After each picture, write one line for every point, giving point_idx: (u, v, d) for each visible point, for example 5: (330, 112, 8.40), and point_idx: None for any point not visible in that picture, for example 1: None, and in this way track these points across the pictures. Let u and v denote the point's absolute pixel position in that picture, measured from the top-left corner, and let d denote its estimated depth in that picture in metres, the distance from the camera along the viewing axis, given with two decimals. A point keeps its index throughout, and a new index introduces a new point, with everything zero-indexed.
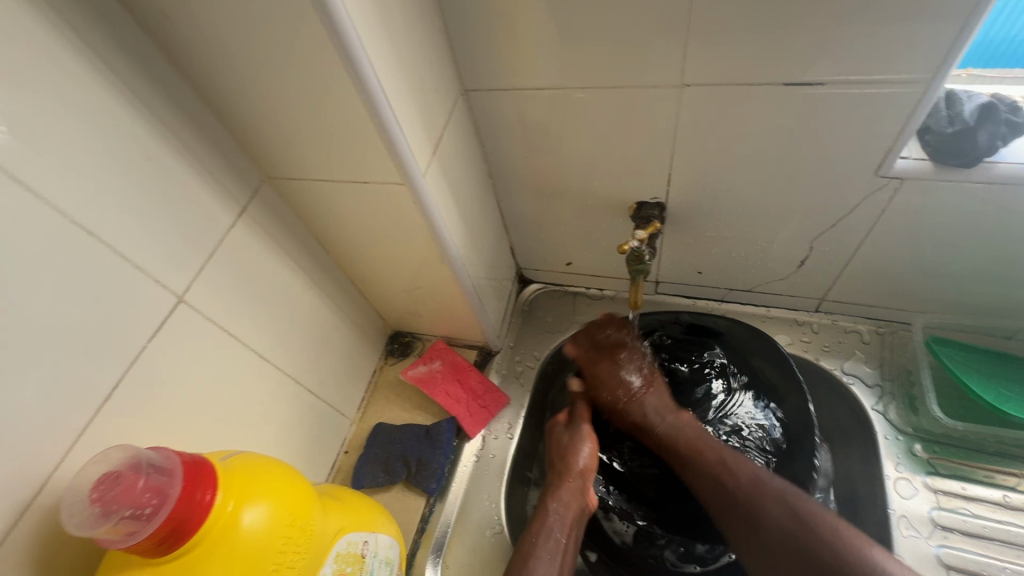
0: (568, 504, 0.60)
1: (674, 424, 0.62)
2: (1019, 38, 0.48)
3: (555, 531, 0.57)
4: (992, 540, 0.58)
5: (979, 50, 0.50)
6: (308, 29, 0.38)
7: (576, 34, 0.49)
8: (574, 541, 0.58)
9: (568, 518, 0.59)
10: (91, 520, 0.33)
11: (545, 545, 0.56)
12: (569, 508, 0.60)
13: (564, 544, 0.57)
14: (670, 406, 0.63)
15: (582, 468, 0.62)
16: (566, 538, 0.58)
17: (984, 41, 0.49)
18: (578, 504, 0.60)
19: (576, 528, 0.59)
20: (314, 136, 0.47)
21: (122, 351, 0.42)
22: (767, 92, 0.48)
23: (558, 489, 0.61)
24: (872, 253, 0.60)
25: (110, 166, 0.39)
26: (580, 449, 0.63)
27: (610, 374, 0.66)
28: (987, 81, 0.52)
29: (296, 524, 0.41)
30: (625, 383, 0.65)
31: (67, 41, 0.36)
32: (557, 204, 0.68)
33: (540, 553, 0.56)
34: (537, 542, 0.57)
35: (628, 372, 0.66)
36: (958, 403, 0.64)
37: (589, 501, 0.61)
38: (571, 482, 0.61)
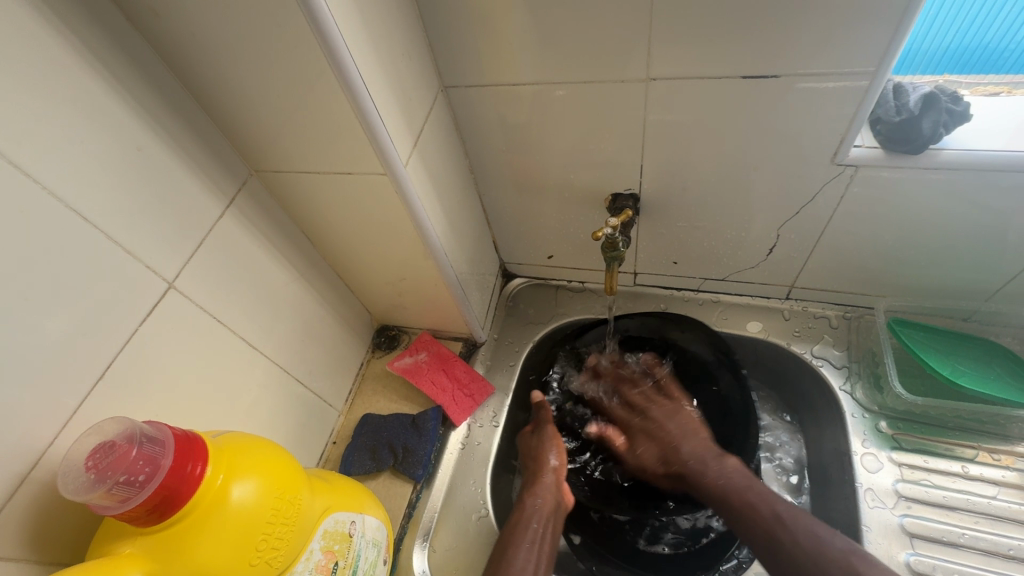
0: (542, 501, 0.63)
1: (721, 472, 0.60)
2: (992, 45, 0.50)
3: (532, 524, 0.60)
4: (952, 508, 0.62)
5: (956, 56, 0.52)
6: (291, 24, 0.40)
7: (549, 31, 0.51)
8: (552, 538, 0.60)
9: (546, 514, 0.62)
10: (87, 485, 0.35)
11: (523, 534, 0.59)
12: (543, 505, 0.63)
13: (541, 534, 0.60)
14: (713, 452, 0.63)
15: (555, 467, 0.66)
16: (543, 528, 0.60)
17: (959, 47, 0.51)
18: (554, 500, 0.63)
19: (554, 524, 0.62)
20: (297, 128, 0.49)
21: (114, 334, 0.44)
22: (728, 85, 0.51)
23: (536, 487, 0.64)
24: (833, 241, 0.64)
25: (105, 156, 0.41)
26: (553, 450, 0.67)
27: (653, 429, 0.67)
28: (963, 86, 0.54)
29: (285, 497, 0.43)
30: (668, 433, 0.66)
31: (61, 34, 0.37)
32: (536, 198, 0.71)
33: (519, 541, 0.58)
34: (516, 532, 0.59)
35: (669, 425, 0.66)
36: (921, 381, 0.67)
37: (563, 497, 0.65)
38: (548, 480, 0.65)
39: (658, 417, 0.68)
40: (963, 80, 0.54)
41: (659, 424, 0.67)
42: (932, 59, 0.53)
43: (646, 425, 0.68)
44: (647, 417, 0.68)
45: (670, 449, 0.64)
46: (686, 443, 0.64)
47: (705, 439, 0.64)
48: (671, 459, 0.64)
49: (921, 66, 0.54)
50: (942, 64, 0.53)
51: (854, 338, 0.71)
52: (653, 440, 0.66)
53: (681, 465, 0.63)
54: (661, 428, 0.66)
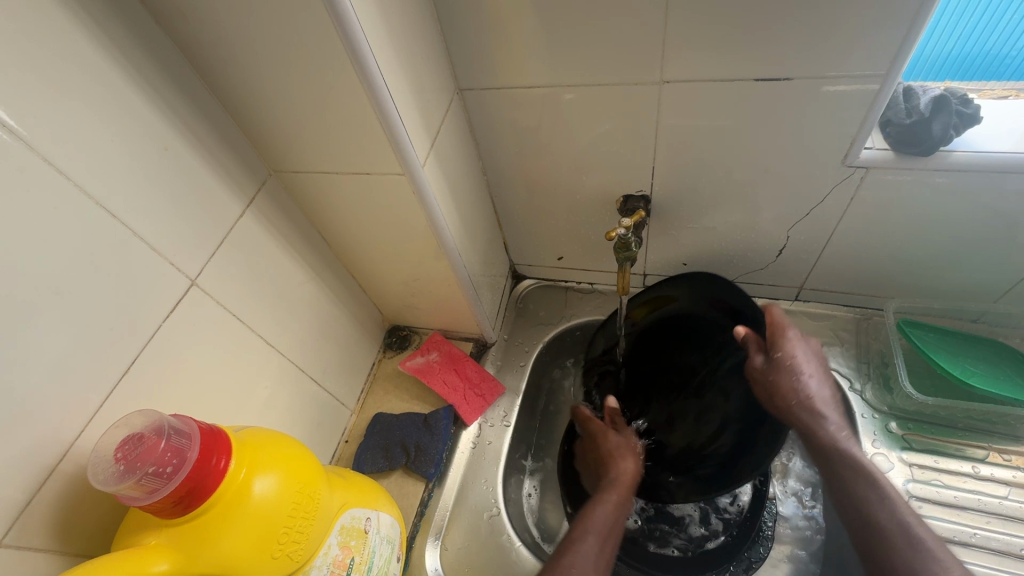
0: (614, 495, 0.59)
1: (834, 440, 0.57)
2: (993, 51, 0.51)
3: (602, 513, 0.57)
4: (963, 508, 0.62)
5: (958, 62, 0.53)
6: (316, 27, 0.41)
7: (565, 34, 0.52)
8: (616, 535, 0.56)
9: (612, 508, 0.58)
10: (116, 477, 0.36)
11: (587, 526, 0.55)
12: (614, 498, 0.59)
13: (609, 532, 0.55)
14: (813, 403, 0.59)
15: (626, 467, 0.63)
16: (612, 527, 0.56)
17: (960, 53, 0.52)
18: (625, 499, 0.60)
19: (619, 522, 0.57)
20: (317, 129, 0.50)
21: (139, 330, 0.44)
22: (741, 88, 0.52)
23: (613, 483, 0.61)
24: (843, 243, 0.64)
25: (131, 154, 0.42)
26: (627, 454, 0.65)
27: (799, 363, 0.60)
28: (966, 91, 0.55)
29: (304, 491, 0.44)
30: (795, 376, 0.59)
31: (93, 38, 0.39)
32: (548, 200, 0.72)
33: (584, 531, 0.55)
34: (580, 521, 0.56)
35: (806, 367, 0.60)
36: (930, 382, 0.68)
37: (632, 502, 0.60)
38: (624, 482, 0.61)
39: (791, 352, 0.60)
40: (965, 85, 0.55)
41: (788, 364, 0.60)
42: (934, 64, 0.54)
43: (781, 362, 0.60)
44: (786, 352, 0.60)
45: (792, 389, 0.60)
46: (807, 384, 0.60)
47: (808, 383, 0.60)
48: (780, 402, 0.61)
49: (924, 73, 0.55)
50: (945, 70, 0.54)
51: (863, 340, 0.72)
52: (789, 373, 0.60)
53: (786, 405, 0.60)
54: (789, 363, 0.60)
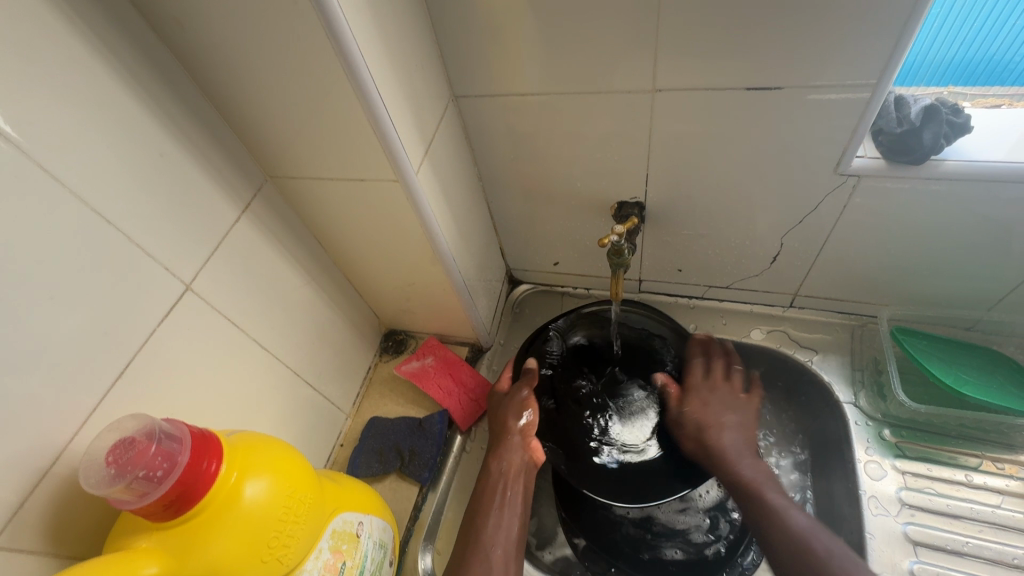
0: (511, 460, 0.66)
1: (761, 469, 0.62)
2: (996, 57, 0.51)
3: (505, 484, 0.64)
4: (957, 516, 0.62)
5: (961, 69, 0.53)
6: (310, 37, 0.41)
7: (557, 44, 0.53)
8: (527, 490, 0.65)
9: (515, 473, 0.65)
10: (107, 480, 0.36)
11: (491, 500, 0.63)
12: (512, 462, 0.65)
13: (511, 497, 0.63)
14: (752, 448, 0.65)
15: (521, 428, 0.67)
16: (511, 491, 0.64)
17: (964, 59, 0.52)
18: (522, 457, 0.66)
19: (526, 480, 0.65)
20: (312, 136, 0.50)
21: (135, 334, 0.45)
22: (732, 96, 0.52)
23: (510, 448, 0.66)
24: (837, 250, 0.64)
25: (127, 160, 0.43)
26: (517, 414, 0.68)
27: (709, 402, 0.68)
28: (969, 97, 0.55)
29: (295, 495, 0.44)
30: (710, 413, 0.67)
31: (92, 47, 0.39)
32: (543, 205, 0.72)
33: (488, 507, 0.62)
34: (488, 498, 0.63)
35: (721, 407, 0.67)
36: (924, 390, 0.68)
37: (534, 453, 0.67)
38: (521, 440, 0.67)
39: (716, 397, 0.68)
40: (967, 91, 0.55)
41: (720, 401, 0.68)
42: (937, 70, 0.55)
43: (707, 396, 0.68)
44: (712, 391, 0.69)
45: (710, 425, 0.65)
46: (730, 430, 0.65)
47: (744, 432, 0.66)
48: (698, 437, 0.65)
49: (926, 78, 0.55)
50: (947, 76, 0.54)
51: (857, 346, 0.72)
52: (703, 410, 0.67)
53: (716, 443, 0.64)
54: (715, 406, 0.67)
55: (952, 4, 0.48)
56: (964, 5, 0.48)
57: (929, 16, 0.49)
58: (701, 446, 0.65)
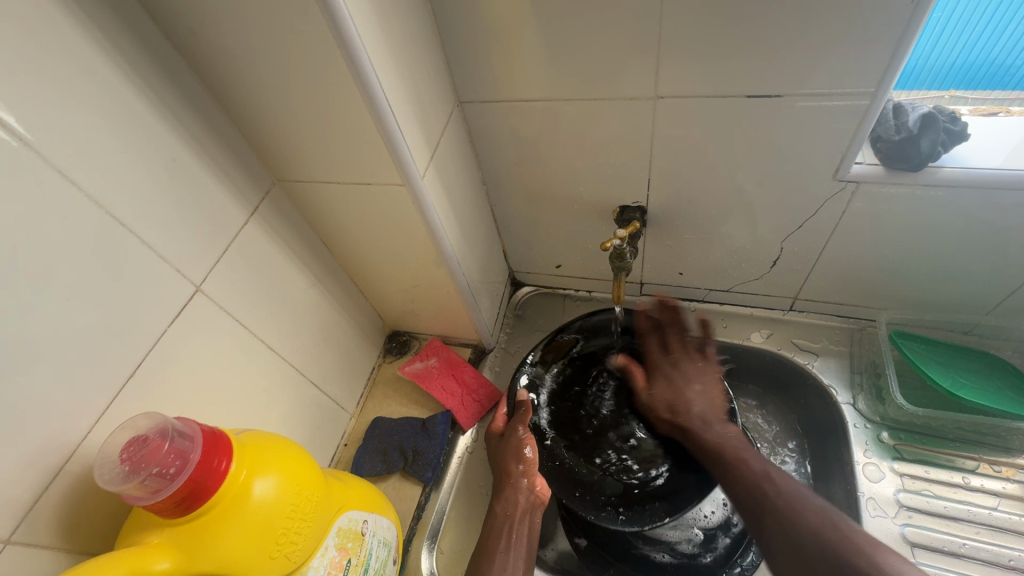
0: (517, 500, 0.64)
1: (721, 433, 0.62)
2: (998, 61, 0.51)
3: (510, 526, 0.63)
4: (954, 518, 0.63)
5: (962, 73, 0.54)
6: (320, 44, 0.42)
7: (560, 52, 0.54)
8: (534, 528, 0.64)
9: (521, 513, 0.64)
10: (121, 477, 0.37)
11: (498, 540, 0.61)
12: (517, 503, 0.64)
13: (515, 536, 0.62)
14: (719, 417, 0.64)
15: (524, 467, 0.65)
16: (516, 530, 0.62)
17: (965, 64, 0.53)
18: (528, 498, 0.65)
19: (532, 520, 0.64)
20: (321, 141, 0.51)
21: (146, 333, 0.46)
22: (732, 104, 0.53)
23: (514, 488, 0.64)
24: (836, 254, 0.65)
25: (140, 165, 0.44)
26: (516, 455, 0.66)
27: (673, 377, 0.68)
28: (970, 100, 0.56)
29: (303, 493, 0.45)
30: (688, 387, 0.66)
31: (107, 54, 0.40)
32: (546, 209, 0.73)
33: (493, 547, 0.61)
34: (493, 537, 0.62)
35: (693, 381, 0.67)
36: (921, 392, 0.69)
37: (538, 491, 0.66)
38: (526, 479, 0.65)
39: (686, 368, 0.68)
40: (971, 92, 0.56)
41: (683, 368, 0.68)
42: (938, 73, 0.55)
43: (671, 372, 0.69)
44: (676, 365, 0.69)
45: (681, 401, 0.66)
46: (699, 402, 0.65)
47: (711, 395, 0.66)
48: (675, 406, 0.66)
49: (927, 81, 0.56)
50: (949, 78, 0.55)
51: (857, 350, 0.73)
52: (672, 388, 0.67)
53: (686, 417, 0.64)
54: (684, 379, 0.67)
55: (954, 6, 0.48)
56: (966, 8, 0.48)
57: (932, 19, 0.49)
58: (674, 423, 0.65)
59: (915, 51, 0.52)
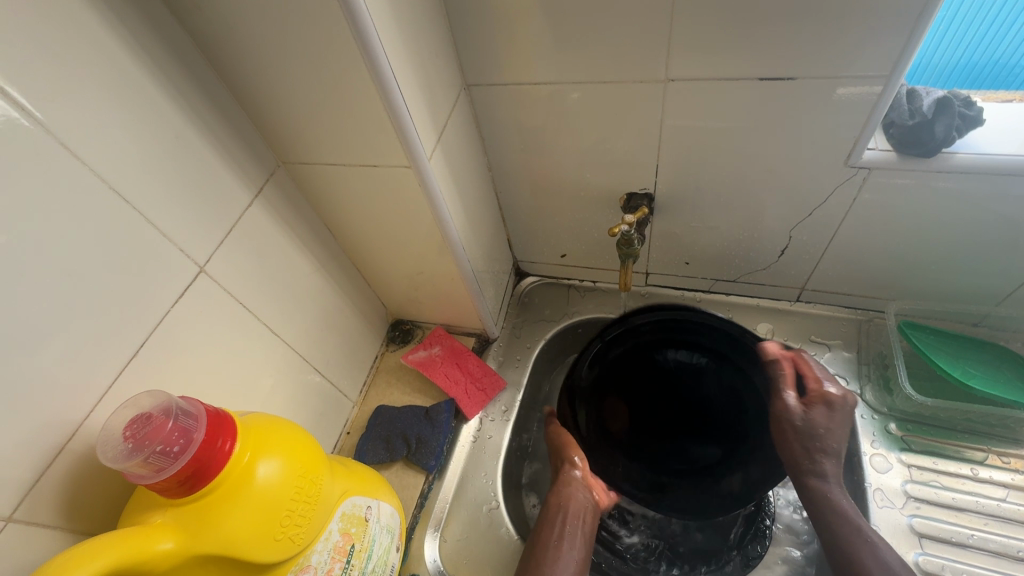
0: (573, 499, 0.64)
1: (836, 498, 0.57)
2: (1002, 60, 0.52)
3: (564, 521, 0.63)
4: (962, 509, 0.62)
5: (967, 70, 0.54)
6: (328, 20, 0.41)
7: (571, 34, 0.53)
8: (587, 533, 0.63)
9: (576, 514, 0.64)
10: (124, 454, 0.37)
11: (551, 532, 0.62)
12: (574, 501, 0.64)
13: (574, 530, 0.62)
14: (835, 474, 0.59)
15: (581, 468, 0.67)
16: (573, 524, 0.62)
17: (970, 62, 0.53)
18: (585, 500, 0.65)
19: (587, 522, 0.64)
20: (326, 122, 0.51)
21: (150, 314, 0.45)
22: (744, 87, 0.52)
23: (570, 486, 0.65)
24: (845, 244, 0.64)
25: (145, 143, 0.43)
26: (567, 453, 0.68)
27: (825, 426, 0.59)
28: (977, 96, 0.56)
29: (307, 476, 0.45)
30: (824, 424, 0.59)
31: (111, 26, 0.39)
32: (552, 197, 0.73)
33: (548, 539, 0.61)
34: (546, 530, 0.62)
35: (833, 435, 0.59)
36: (929, 383, 0.68)
37: (596, 497, 0.66)
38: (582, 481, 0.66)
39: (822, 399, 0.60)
40: (975, 92, 0.56)
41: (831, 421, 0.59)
42: (942, 73, 0.55)
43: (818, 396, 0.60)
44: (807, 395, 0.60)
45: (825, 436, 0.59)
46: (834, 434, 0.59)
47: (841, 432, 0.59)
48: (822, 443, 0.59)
49: (932, 79, 0.56)
50: (952, 79, 0.55)
51: (864, 341, 0.72)
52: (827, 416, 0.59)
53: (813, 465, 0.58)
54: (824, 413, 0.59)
55: (958, 6, 0.48)
56: (971, 8, 0.48)
57: (936, 20, 0.50)
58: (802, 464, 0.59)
59: (920, 50, 0.52)
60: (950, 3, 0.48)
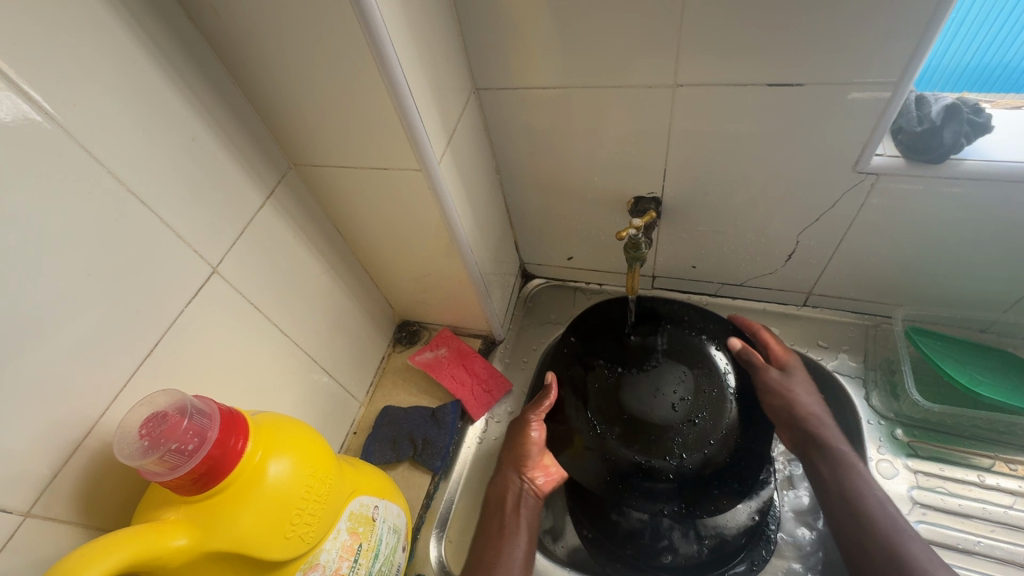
0: (510, 488, 0.65)
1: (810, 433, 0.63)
2: (1012, 64, 0.52)
3: (505, 512, 0.64)
4: (968, 516, 0.62)
5: (976, 73, 0.54)
6: (342, 24, 0.42)
7: (581, 39, 0.53)
8: (528, 518, 0.64)
9: (512, 504, 0.65)
10: (140, 452, 0.37)
11: (496, 518, 0.63)
12: (511, 491, 0.65)
13: (517, 517, 0.63)
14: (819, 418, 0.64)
15: (516, 458, 0.67)
16: (512, 512, 0.64)
17: (980, 65, 0.53)
18: (522, 486, 0.66)
19: (527, 508, 0.65)
20: (338, 124, 0.51)
21: (163, 313, 0.46)
22: (753, 92, 0.53)
23: (507, 477, 0.66)
24: (852, 249, 0.65)
25: (161, 145, 0.44)
26: (521, 437, 0.68)
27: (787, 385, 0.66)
28: (985, 100, 0.56)
29: (317, 475, 0.45)
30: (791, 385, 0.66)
31: (129, 30, 0.40)
32: (560, 200, 0.73)
33: (492, 526, 0.62)
34: (491, 515, 0.64)
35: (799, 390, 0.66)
36: (936, 389, 0.68)
37: (535, 482, 0.67)
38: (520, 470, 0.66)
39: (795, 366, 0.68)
40: (983, 96, 0.56)
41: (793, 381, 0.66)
42: (952, 75, 0.55)
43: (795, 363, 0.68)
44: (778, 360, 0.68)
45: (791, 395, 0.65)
46: (806, 400, 0.65)
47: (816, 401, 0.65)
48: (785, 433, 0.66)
49: (941, 82, 0.56)
50: (963, 80, 0.55)
51: (870, 346, 0.72)
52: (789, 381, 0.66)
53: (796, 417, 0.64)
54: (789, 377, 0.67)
55: (969, 8, 0.48)
56: (981, 11, 0.48)
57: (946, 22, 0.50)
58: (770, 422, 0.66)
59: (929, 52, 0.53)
60: (960, 5, 0.48)
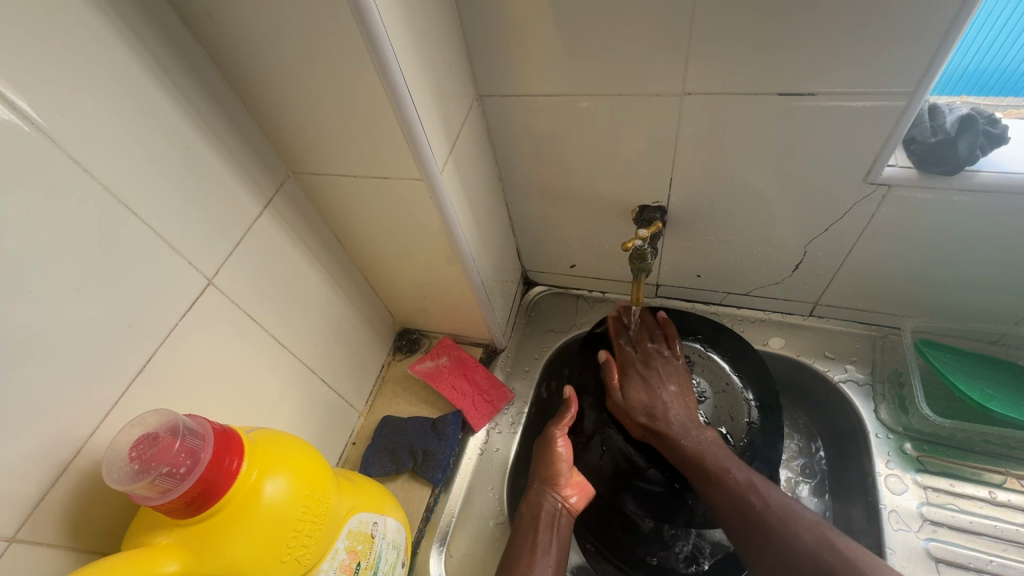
0: (543, 506, 0.62)
1: (699, 440, 0.59)
2: (1010, 68, 0.51)
3: (537, 530, 0.60)
4: (979, 533, 0.61)
5: (973, 77, 0.53)
6: (342, 30, 0.41)
7: (586, 47, 0.52)
8: (562, 540, 0.60)
9: (546, 522, 0.61)
10: (130, 476, 0.36)
11: (527, 540, 0.59)
12: (544, 509, 0.62)
13: (549, 538, 0.59)
14: (695, 422, 0.61)
15: (547, 472, 0.64)
16: (545, 533, 0.60)
17: (977, 68, 0.52)
18: (555, 504, 0.62)
19: (560, 528, 0.61)
20: (337, 133, 0.50)
21: (156, 327, 0.45)
22: (763, 101, 0.51)
23: (539, 494, 0.63)
24: (862, 260, 0.63)
25: (155, 154, 0.43)
26: (546, 452, 0.65)
27: (648, 377, 0.65)
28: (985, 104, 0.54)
29: (314, 495, 0.44)
30: (663, 390, 0.63)
31: (122, 37, 0.39)
32: (562, 207, 0.72)
33: (521, 547, 0.59)
34: (522, 536, 0.60)
35: (667, 381, 0.64)
36: (945, 403, 0.67)
37: (569, 500, 0.63)
38: (552, 487, 0.63)
39: (658, 368, 0.65)
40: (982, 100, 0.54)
41: (664, 385, 0.64)
42: (950, 79, 0.54)
43: (643, 371, 0.66)
44: (648, 365, 0.66)
45: (656, 405, 0.62)
46: (676, 408, 0.62)
47: (691, 406, 0.62)
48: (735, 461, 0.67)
49: (938, 87, 0.55)
50: (961, 83, 0.54)
51: (879, 358, 0.71)
52: (646, 391, 0.64)
53: (663, 424, 0.61)
54: (659, 381, 0.64)
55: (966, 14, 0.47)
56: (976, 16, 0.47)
57: None
58: (649, 429, 0.62)
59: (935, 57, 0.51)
60: None
